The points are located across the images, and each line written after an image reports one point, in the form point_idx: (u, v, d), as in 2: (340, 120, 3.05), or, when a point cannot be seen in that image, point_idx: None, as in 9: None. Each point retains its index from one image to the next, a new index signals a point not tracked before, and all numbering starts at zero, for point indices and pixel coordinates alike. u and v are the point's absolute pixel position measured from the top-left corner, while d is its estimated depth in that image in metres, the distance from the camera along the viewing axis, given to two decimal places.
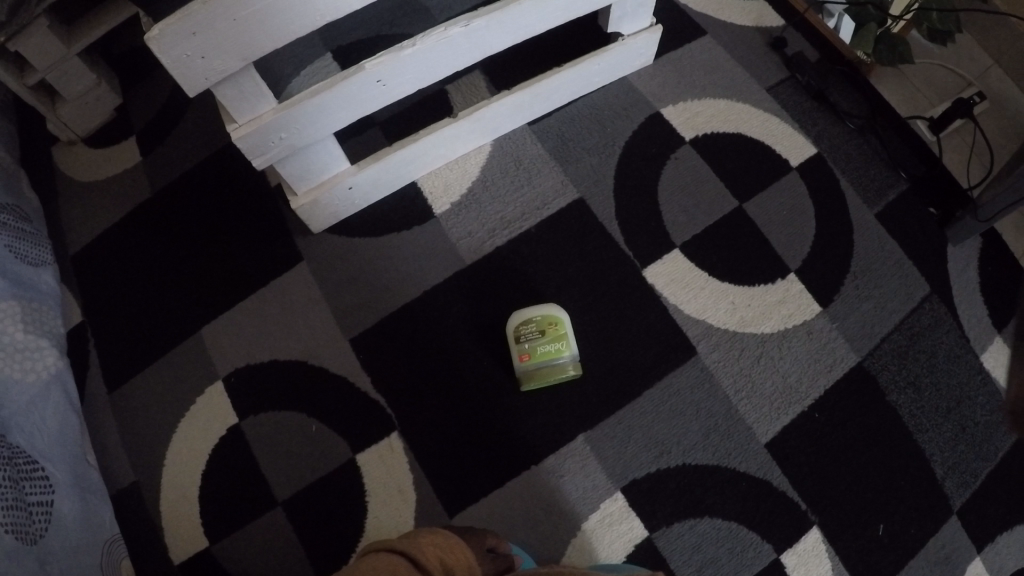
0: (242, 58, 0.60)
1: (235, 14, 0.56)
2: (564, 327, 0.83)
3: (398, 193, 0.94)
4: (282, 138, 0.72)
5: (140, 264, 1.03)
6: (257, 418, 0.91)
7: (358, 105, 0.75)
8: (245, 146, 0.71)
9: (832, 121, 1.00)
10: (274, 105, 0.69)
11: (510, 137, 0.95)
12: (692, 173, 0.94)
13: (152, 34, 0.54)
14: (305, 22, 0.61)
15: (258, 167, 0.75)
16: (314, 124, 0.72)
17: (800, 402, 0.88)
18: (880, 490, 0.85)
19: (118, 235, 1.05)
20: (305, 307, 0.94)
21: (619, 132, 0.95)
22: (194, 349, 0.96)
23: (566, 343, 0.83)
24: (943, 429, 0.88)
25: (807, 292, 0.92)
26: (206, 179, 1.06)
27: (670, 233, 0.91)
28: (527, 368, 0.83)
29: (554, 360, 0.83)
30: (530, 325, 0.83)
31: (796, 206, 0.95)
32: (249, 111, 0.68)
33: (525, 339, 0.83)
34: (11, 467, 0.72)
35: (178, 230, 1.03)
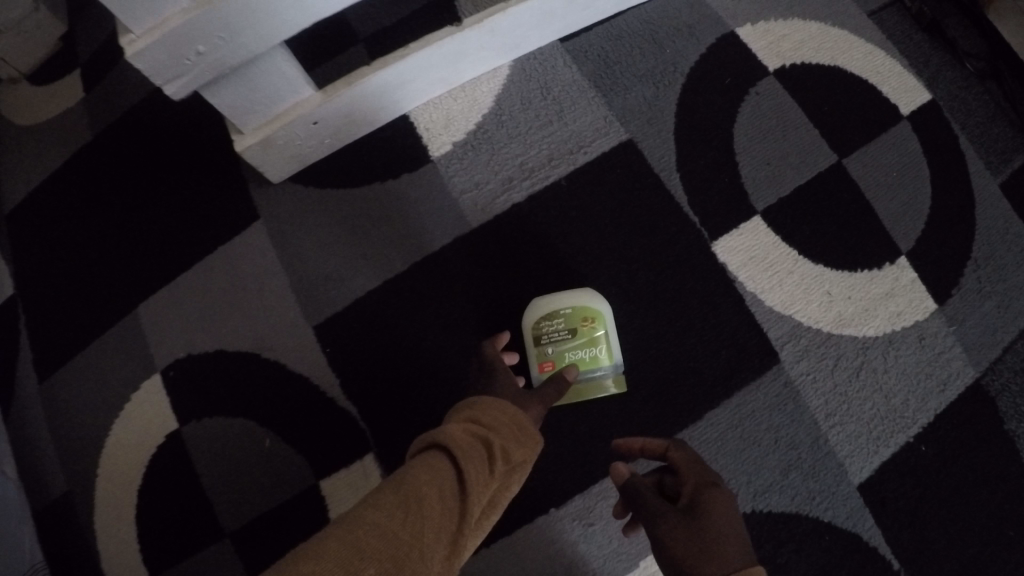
0: None
1: None
2: (606, 325, 0.60)
3: (382, 129, 0.70)
4: (200, 52, 0.51)
5: (63, 225, 0.79)
6: (198, 425, 0.68)
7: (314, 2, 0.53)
8: (147, 65, 0.51)
9: (947, 61, 0.77)
10: (186, 6, 0.48)
11: (536, 56, 0.70)
12: (776, 114, 0.70)
13: None
14: None
15: (173, 94, 0.55)
16: (247, 34, 0.51)
17: (905, 430, 0.66)
18: (983, 546, 0.63)
19: (35, 194, 0.81)
20: (260, 282, 0.70)
21: (680, 55, 0.71)
22: (127, 330, 0.73)
23: (608, 349, 0.60)
24: None
25: (921, 283, 0.69)
26: (139, 111, 0.81)
27: (750, 193, 0.68)
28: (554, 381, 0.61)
29: (588, 372, 0.60)
30: (556, 319, 0.61)
31: (908, 167, 0.72)
32: (148, 16, 0.48)
33: (550, 339, 0.60)
34: None
35: (108, 184, 0.79)
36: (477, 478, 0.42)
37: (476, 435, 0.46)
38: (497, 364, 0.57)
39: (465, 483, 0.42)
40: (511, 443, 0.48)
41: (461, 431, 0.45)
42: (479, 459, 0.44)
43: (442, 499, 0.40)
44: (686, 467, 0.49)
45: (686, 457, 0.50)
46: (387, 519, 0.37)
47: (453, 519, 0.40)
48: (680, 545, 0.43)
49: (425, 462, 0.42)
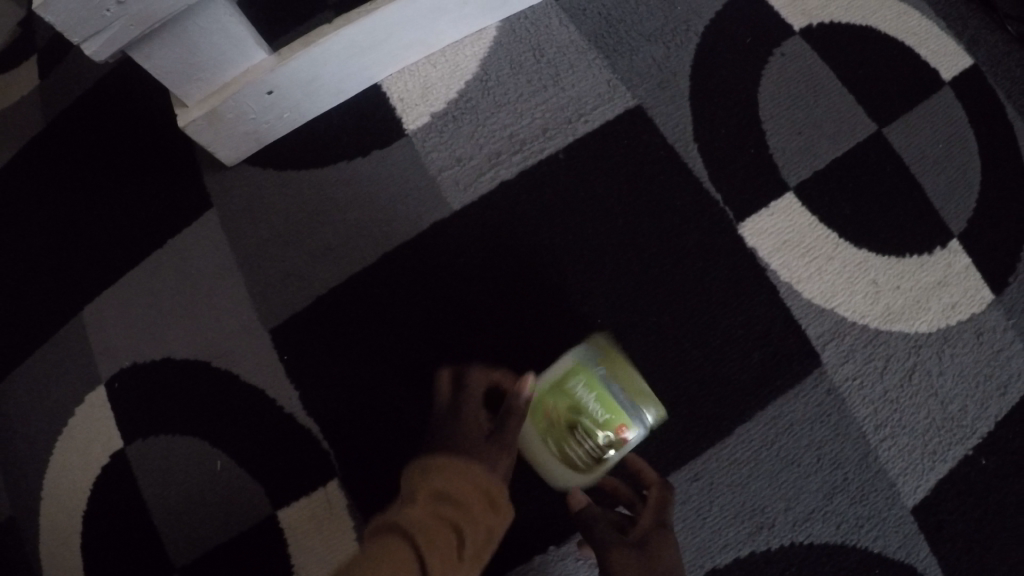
0: None
1: None
2: (557, 375, 0.50)
3: (352, 100, 0.60)
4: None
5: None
6: (145, 447, 0.58)
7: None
8: (59, 18, 0.40)
9: (990, 20, 0.68)
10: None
11: (528, 15, 0.61)
12: (804, 77, 0.61)
13: None
14: None
15: (95, 58, 0.44)
16: None
17: (964, 442, 0.56)
18: None
19: None
20: (210, 283, 0.60)
21: (694, 11, 0.61)
22: (60, 337, 0.62)
23: (583, 366, 0.49)
24: None
25: (976, 270, 0.59)
26: (57, 85, 0.68)
27: (780, 167, 0.58)
28: (636, 424, 0.48)
29: (619, 395, 0.48)
30: (558, 444, 0.49)
31: (956, 137, 0.63)
32: None
33: (585, 443, 0.48)
34: None
35: (23, 171, 0.66)
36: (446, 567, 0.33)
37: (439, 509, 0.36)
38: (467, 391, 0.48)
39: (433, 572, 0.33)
40: (490, 513, 0.38)
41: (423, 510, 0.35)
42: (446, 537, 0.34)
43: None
44: (652, 508, 0.49)
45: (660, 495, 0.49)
46: None
47: None
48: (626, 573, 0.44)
49: (379, 557, 0.32)
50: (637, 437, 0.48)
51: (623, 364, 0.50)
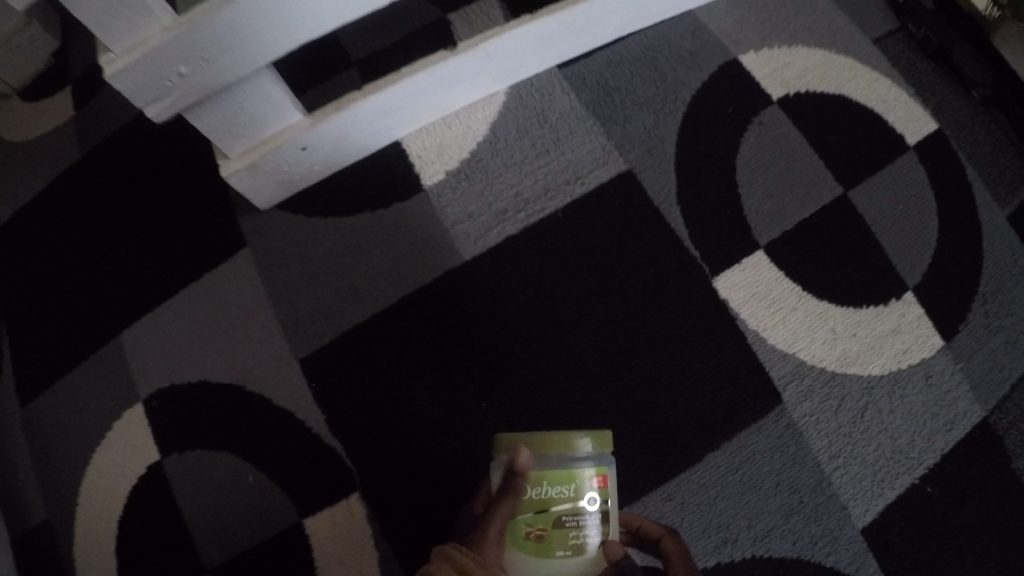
0: None
1: None
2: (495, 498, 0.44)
3: (375, 155, 0.68)
4: (183, 74, 0.49)
5: (38, 249, 0.77)
6: (181, 458, 0.66)
7: (301, 24, 0.51)
8: (130, 86, 0.49)
9: (955, 87, 0.75)
10: (168, 24, 0.46)
11: (534, 82, 0.68)
12: (779, 144, 0.68)
13: None
14: None
15: (156, 118, 0.53)
16: (232, 56, 0.49)
17: (910, 471, 0.63)
18: None
19: (16, 214, 0.79)
20: (245, 312, 0.68)
21: (684, 81, 0.69)
22: (111, 353, 0.71)
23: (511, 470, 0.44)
24: None
25: (927, 319, 0.67)
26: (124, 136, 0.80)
27: (754, 228, 0.66)
28: (596, 462, 0.44)
29: (558, 461, 0.43)
30: (566, 547, 0.43)
31: (916, 198, 0.70)
32: (129, 33, 0.46)
33: (579, 522, 0.43)
34: None
35: (94, 208, 0.78)
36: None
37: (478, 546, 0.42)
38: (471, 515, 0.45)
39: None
40: None
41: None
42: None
43: None
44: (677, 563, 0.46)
45: (681, 545, 0.49)
46: None
47: None
48: None
49: None
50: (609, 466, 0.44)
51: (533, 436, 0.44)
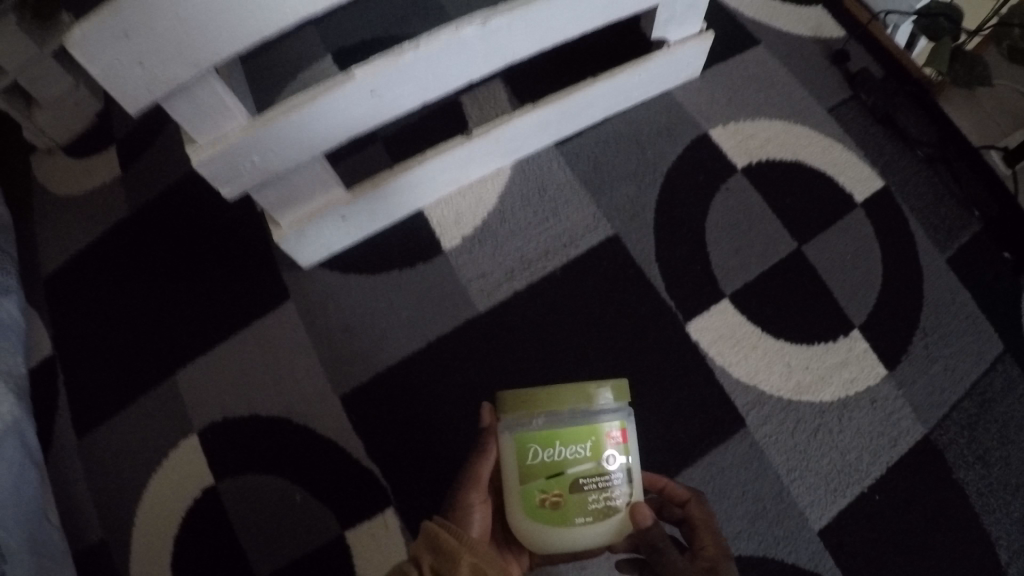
0: (195, 66, 0.49)
1: (177, 7, 0.45)
2: (520, 462, 0.51)
3: (403, 223, 0.82)
4: (254, 162, 0.60)
5: (105, 294, 0.89)
6: (233, 481, 0.77)
7: (348, 122, 0.62)
8: (211, 172, 0.58)
9: (900, 149, 0.88)
10: (245, 123, 0.57)
11: (535, 159, 0.83)
12: (743, 207, 0.82)
13: (72, 36, 0.44)
14: (276, 19, 0.50)
15: (227, 196, 0.63)
16: (294, 146, 0.60)
17: (860, 481, 0.74)
18: None
19: (81, 266, 0.91)
20: (292, 354, 0.80)
21: (662, 155, 0.83)
22: (170, 389, 0.82)
23: (535, 432, 0.51)
24: (1012, 509, 0.74)
25: (873, 352, 0.79)
26: (183, 197, 0.92)
27: (720, 280, 0.79)
28: (615, 417, 0.52)
29: (582, 417, 0.52)
30: (586, 512, 0.52)
31: (863, 249, 0.82)
32: (212, 130, 0.56)
33: (597, 484, 0.52)
34: None
35: (151, 262, 0.89)
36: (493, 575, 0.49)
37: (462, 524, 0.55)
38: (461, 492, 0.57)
39: (475, 567, 0.49)
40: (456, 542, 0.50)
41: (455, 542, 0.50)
42: (482, 555, 0.50)
43: None
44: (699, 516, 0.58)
45: (701, 510, 0.59)
46: None
47: None
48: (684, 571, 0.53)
49: None
50: (627, 422, 0.53)
51: (560, 392, 0.51)
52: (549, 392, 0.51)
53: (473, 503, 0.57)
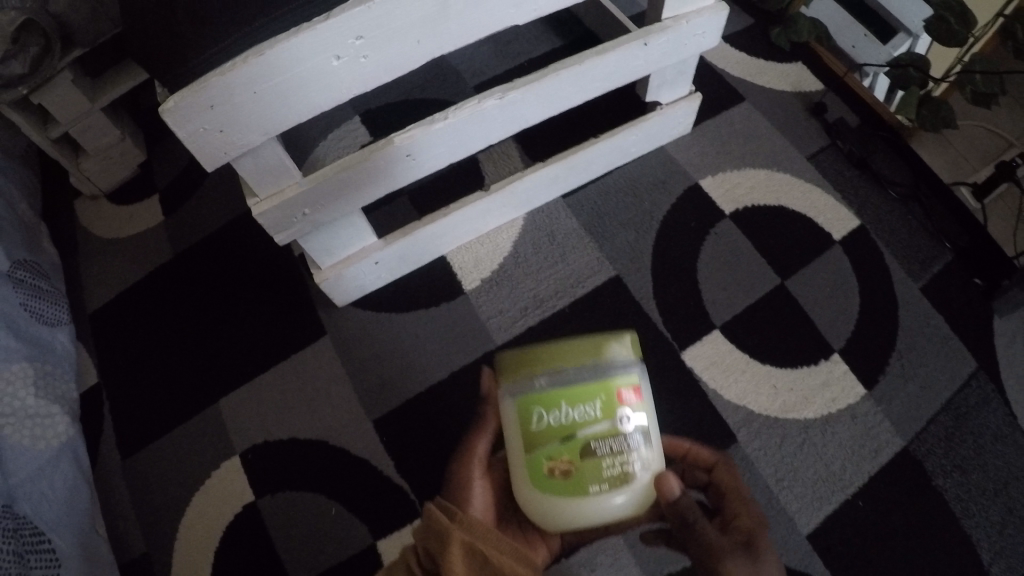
0: (264, 133, 0.59)
1: (256, 87, 0.55)
2: (523, 427, 0.48)
3: (428, 266, 0.93)
4: (305, 214, 0.69)
5: (148, 331, 0.97)
6: (273, 496, 0.85)
7: (386, 180, 0.72)
8: (267, 222, 0.67)
9: (875, 190, 0.98)
10: (299, 180, 0.67)
11: (544, 210, 0.95)
12: (731, 247, 0.93)
13: (168, 106, 0.53)
14: (332, 97, 0.60)
15: (280, 243, 0.71)
16: (340, 201, 0.69)
17: (844, 490, 0.82)
18: None
19: (126, 303, 1.00)
20: (328, 382, 0.90)
21: (656, 206, 0.95)
22: (214, 414, 0.91)
23: (538, 390, 0.48)
24: (990, 514, 0.81)
25: (852, 373, 0.88)
26: (223, 243, 1.02)
27: (710, 312, 0.89)
28: (626, 370, 0.49)
29: (589, 373, 0.48)
30: (602, 479, 0.48)
31: (840, 281, 0.92)
32: (272, 185, 0.65)
33: (612, 448, 0.48)
34: (16, 543, 0.67)
35: (193, 299, 0.98)
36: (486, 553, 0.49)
37: (462, 500, 0.55)
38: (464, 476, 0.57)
39: (471, 550, 0.49)
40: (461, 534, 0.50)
41: (446, 519, 0.50)
42: (477, 532, 0.50)
43: None
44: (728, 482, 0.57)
45: (729, 474, 0.57)
46: None
47: None
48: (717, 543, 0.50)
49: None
50: (641, 378, 0.49)
51: (564, 344, 0.49)
52: (552, 346, 0.49)
53: (472, 475, 0.57)
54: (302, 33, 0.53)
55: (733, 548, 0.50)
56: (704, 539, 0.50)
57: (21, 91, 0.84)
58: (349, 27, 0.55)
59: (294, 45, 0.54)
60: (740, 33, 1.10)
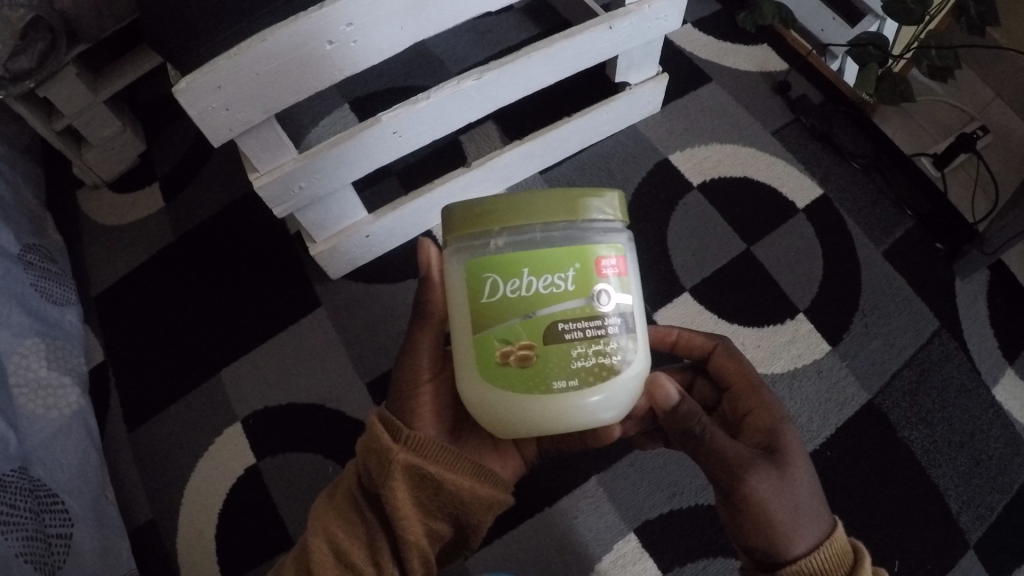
0: (265, 110, 0.64)
1: (258, 69, 0.60)
2: (475, 297, 0.46)
3: (415, 241, 1.00)
4: (301, 187, 0.74)
5: (142, 307, 1.03)
6: (273, 459, 0.91)
7: (375, 156, 0.77)
8: (267, 194, 0.73)
9: (838, 162, 1.04)
10: (295, 156, 0.72)
11: (523, 186, 1.01)
12: (700, 218, 1.00)
13: (179, 86, 0.58)
14: (325, 78, 0.66)
15: (278, 215, 0.77)
16: (332, 176, 0.75)
17: (811, 440, 0.89)
18: (887, 525, 0.85)
19: (130, 283, 1.05)
20: (325, 352, 0.96)
21: (629, 181, 1.02)
22: (217, 385, 0.96)
23: (496, 256, 0.46)
24: (957, 463, 0.87)
25: (817, 332, 0.94)
26: (216, 221, 1.07)
27: (681, 278, 0.96)
28: (603, 244, 0.47)
29: (557, 238, 0.46)
30: (569, 374, 0.46)
31: (804, 247, 0.98)
32: (270, 161, 0.71)
33: (577, 334, 0.46)
34: (31, 500, 0.73)
35: (193, 276, 1.04)
36: (432, 473, 0.55)
37: (411, 415, 0.57)
38: (407, 384, 0.58)
39: (414, 467, 0.55)
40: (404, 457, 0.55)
41: (395, 445, 0.55)
42: (426, 454, 0.56)
43: (354, 532, 0.56)
44: (749, 390, 0.61)
45: (750, 379, 0.61)
46: (334, 546, 0.55)
47: (372, 531, 0.55)
48: (737, 449, 0.54)
49: (349, 508, 0.57)
50: (621, 250, 0.47)
51: (530, 200, 0.46)
52: (515, 204, 0.46)
53: (423, 380, 0.59)
54: (298, 21, 0.59)
55: (756, 458, 0.54)
56: (723, 451, 0.53)
57: (28, 85, 0.88)
58: (339, 15, 0.61)
59: (291, 32, 0.59)
60: (709, 17, 1.16)
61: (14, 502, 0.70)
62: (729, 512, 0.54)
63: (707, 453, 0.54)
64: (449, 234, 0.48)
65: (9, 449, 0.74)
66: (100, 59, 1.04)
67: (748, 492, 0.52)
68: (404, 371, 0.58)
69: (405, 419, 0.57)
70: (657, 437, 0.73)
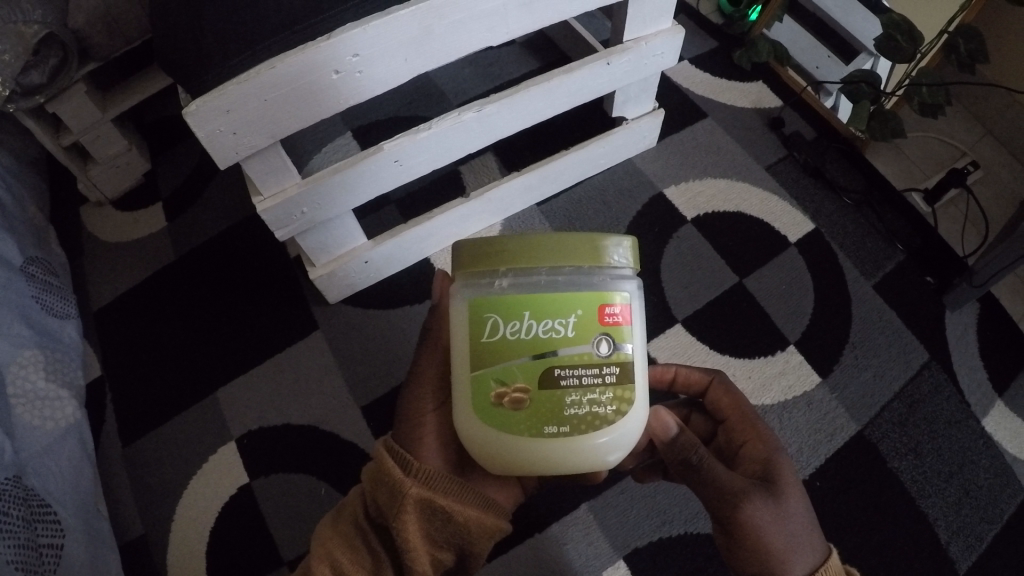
0: (270, 135, 0.66)
1: (266, 95, 0.62)
2: (475, 336, 0.47)
3: (412, 267, 1.02)
4: (303, 212, 0.76)
5: (143, 322, 1.04)
6: (266, 478, 0.92)
7: (377, 183, 0.79)
8: (270, 217, 0.74)
9: (830, 197, 1.06)
10: (299, 181, 0.73)
11: (521, 216, 1.02)
12: (692, 249, 1.01)
13: (190, 109, 0.59)
14: (330, 106, 0.67)
15: (280, 238, 0.78)
16: (334, 202, 0.77)
17: (801, 471, 0.90)
18: (876, 554, 0.85)
19: (132, 299, 1.06)
20: (320, 375, 0.97)
21: (624, 212, 1.04)
22: (213, 405, 0.97)
23: (499, 297, 0.47)
24: (946, 494, 0.89)
25: (807, 363, 0.95)
26: (220, 240, 1.09)
27: (673, 309, 0.98)
28: (610, 291, 0.47)
29: (561, 283, 0.47)
30: (561, 421, 0.47)
31: (794, 280, 1.00)
32: (274, 185, 0.72)
33: (573, 382, 0.47)
34: (24, 508, 0.73)
35: (196, 294, 1.05)
36: (443, 507, 0.57)
37: (418, 446, 0.58)
38: (412, 414, 0.60)
39: (423, 500, 0.56)
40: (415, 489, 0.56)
41: (406, 479, 0.56)
42: (435, 486, 0.57)
43: (361, 560, 0.57)
44: (742, 422, 0.62)
45: (744, 411, 0.63)
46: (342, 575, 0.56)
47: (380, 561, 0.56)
48: (734, 478, 0.55)
49: (357, 536, 0.58)
50: (628, 298, 0.48)
51: (537, 245, 0.47)
52: (523, 247, 0.47)
53: (427, 409, 0.60)
54: (307, 50, 0.61)
55: (753, 489, 0.55)
56: (719, 481, 0.54)
57: (38, 100, 0.90)
58: (347, 46, 0.63)
59: (299, 61, 0.61)
60: (705, 55, 1.18)
61: (7, 510, 0.70)
62: (730, 545, 0.55)
63: (705, 484, 0.55)
64: (457, 268, 0.49)
65: (4, 458, 0.74)
66: (109, 79, 1.06)
67: (745, 520, 0.53)
68: (412, 400, 0.60)
69: (413, 449, 0.58)
70: (656, 471, 0.74)
